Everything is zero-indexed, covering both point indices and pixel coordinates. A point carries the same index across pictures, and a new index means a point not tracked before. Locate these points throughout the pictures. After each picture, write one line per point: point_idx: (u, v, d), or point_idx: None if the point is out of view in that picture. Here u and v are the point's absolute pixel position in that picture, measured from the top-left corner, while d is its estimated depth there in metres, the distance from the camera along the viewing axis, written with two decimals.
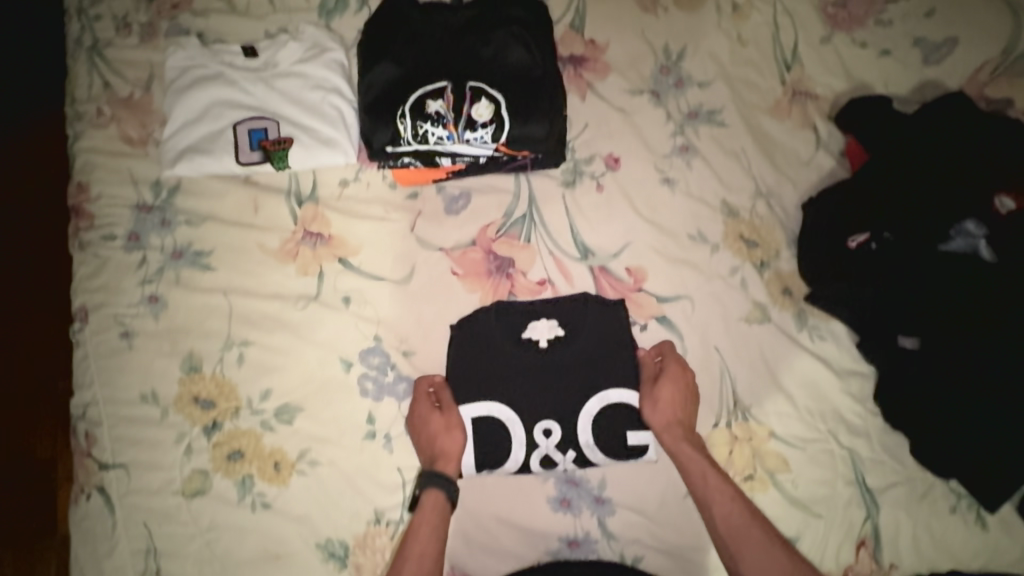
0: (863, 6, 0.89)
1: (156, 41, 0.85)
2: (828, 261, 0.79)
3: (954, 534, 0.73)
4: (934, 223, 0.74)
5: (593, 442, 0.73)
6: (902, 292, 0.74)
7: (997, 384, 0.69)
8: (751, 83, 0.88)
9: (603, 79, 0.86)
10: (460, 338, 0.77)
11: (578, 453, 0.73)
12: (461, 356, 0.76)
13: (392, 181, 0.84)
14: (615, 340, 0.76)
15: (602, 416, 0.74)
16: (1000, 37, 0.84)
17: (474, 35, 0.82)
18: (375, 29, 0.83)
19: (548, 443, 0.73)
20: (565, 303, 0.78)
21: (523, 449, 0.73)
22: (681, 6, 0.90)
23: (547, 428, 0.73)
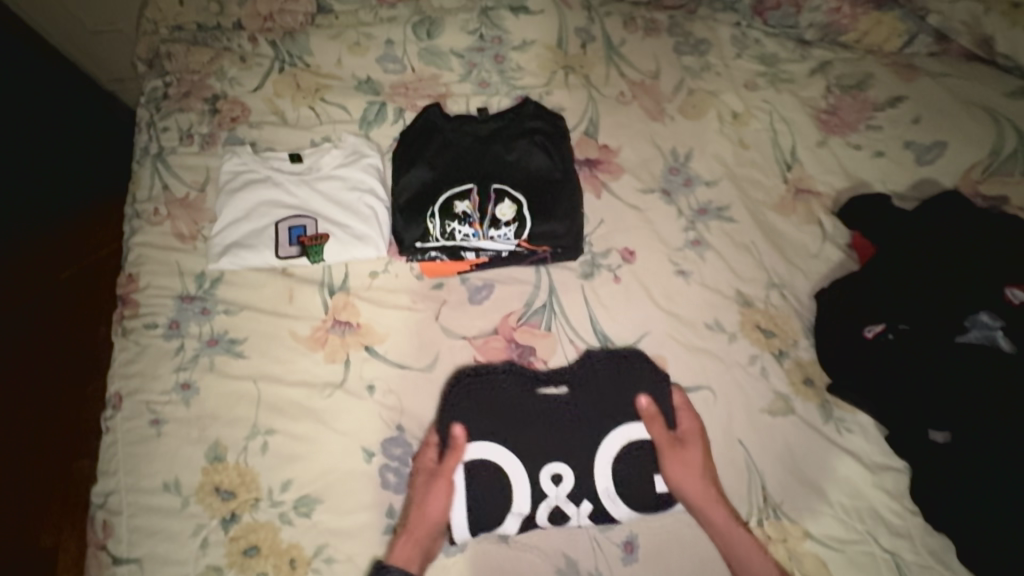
0: (853, 114, 0.98)
1: (214, 149, 0.94)
2: (844, 352, 0.79)
3: None
4: (946, 314, 0.75)
5: (613, 490, 0.71)
6: (928, 384, 0.73)
7: None
8: (756, 182, 0.94)
9: (617, 179, 0.93)
10: (472, 388, 0.77)
11: (594, 505, 0.71)
12: (467, 403, 0.75)
13: (418, 272, 0.89)
14: (623, 389, 0.76)
15: (621, 457, 0.72)
16: (989, 139, 0.90)
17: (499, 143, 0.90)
18: (410, 139, 0.92)
19: (558, 493, 0.71)
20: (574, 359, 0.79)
21: (535, 503, 0.70)
22: (686, 114, 0.98)
23: (558, 474, 0.71)
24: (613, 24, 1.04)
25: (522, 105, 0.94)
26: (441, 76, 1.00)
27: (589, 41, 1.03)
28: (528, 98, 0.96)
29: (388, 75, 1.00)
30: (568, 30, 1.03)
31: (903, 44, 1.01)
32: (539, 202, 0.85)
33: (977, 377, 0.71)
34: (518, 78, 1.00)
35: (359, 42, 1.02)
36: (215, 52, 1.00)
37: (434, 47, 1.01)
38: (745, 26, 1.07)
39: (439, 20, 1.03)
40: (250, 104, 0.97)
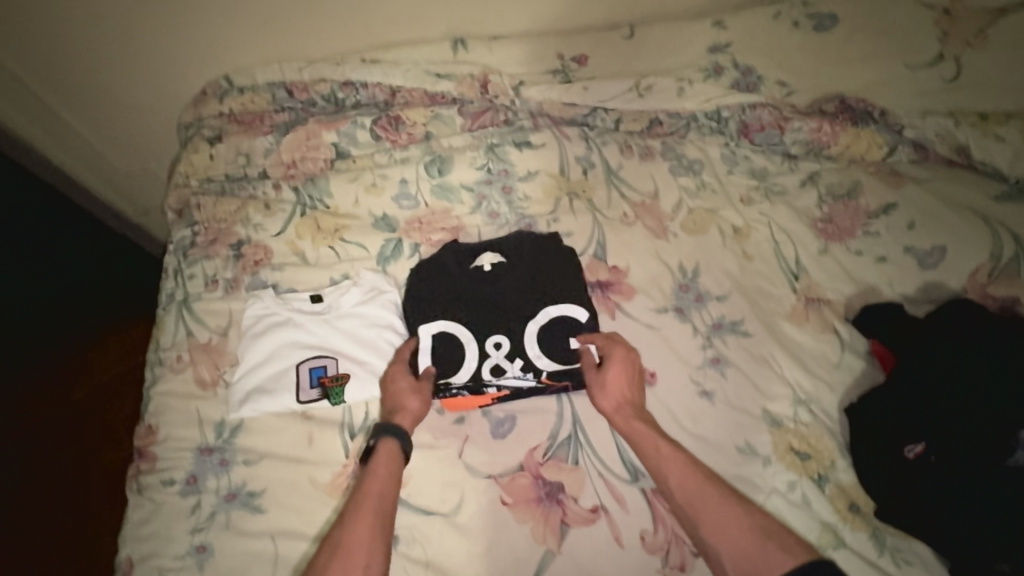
0: (849, 220, 1.02)
1: (238, 292, 0.98)
2: (888, 475, 0.76)
3: None
4: (988, 435, 0.72)
5: (541, 352, 0.88)
6: (976, 509, 0.70)
7: None
8: (765, 293, 0.96)
9: (630, 300, 0.95)
10: (461, 310, 0.91)
11: (525, 362, 0.87)
12: (421, 280, 0.95)
13: (440, 408, 0.88)
14: (544, 262, 0.95)
15: (547, 327, 0.90)
16: (989, 242, 0.93)
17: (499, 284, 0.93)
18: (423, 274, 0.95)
19: (498, 354, 0.88)
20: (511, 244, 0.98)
21: (476, 360, 0.88)
22: (688, 230, 1.02)
23: (498, 343, 0.89)
24: (611, 150, 1.11)
25: (513, 235, 0.99)
26: (453, 210, 1.06)
27: (590, 167, 1.09)
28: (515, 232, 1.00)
29: (403, 211, 1.06)
30: (569, 159, 1.10)
31: (885, 153, 1.07)
32: (550, 338, 0.89)
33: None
34: (525, 207, 1.06)
35: (375, 182, 1.08)
36: (242, 200, 1.07)
37: (445, 183, 1.08)
38: (732, 146, 1.13)
39: (449, 156, 1.09)
40: (273, 247, 1.02)
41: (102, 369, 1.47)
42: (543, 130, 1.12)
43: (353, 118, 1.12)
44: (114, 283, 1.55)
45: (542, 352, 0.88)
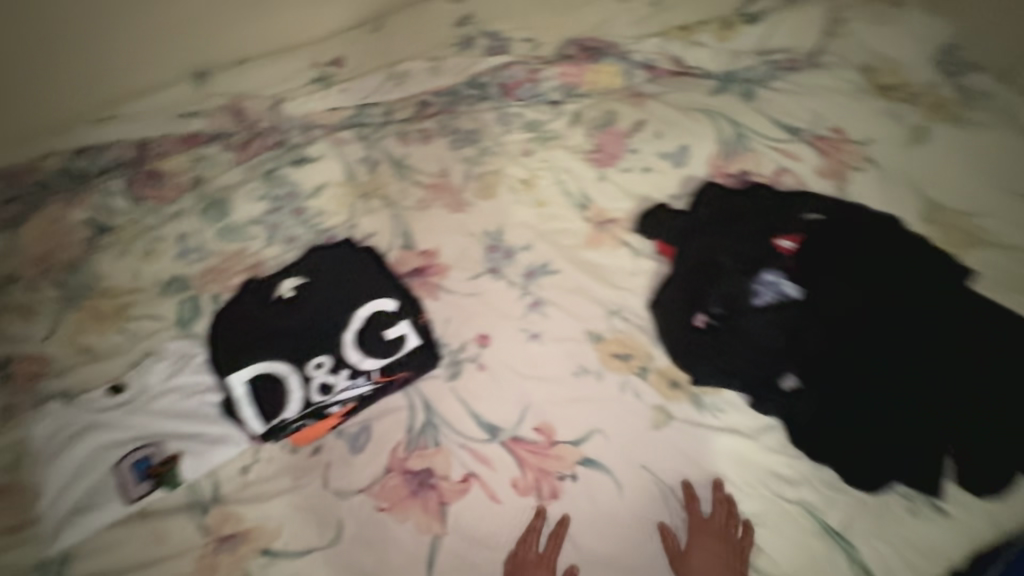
0: (614, 145, 1.14)
1: (18, 417, 0.84)
2: (690, 346, 0.87)
3: (932, 534, 0.76)
4: (744, 285, 0.89)
5: (364, 355, 0.84)
6: (761, 349, 0.85)
7: (855, 385, 0.81)
8: (563, 230, 1.05)
9: (446, 277, 0.99)
10: (272, 346, 0.83)
11: (351, 370, 0.83)
12: (220, 331, 0.85)
13: (292, 446, 0.85)
14: (349, 269, 0.89)
15: (364, 325, 0.84)
16: (714, 131, 1.08)
17: (300, 307, 0.84)
18: (225, 321, 0.86)
19: (321, 373, 0.83)
20: (309, 259, 0.92)
21: (300, 388, 0.82)
22: (483, 197, 1.08)
23: (319, 362, 0.83)
24: (389, 143, 1.12)
25: (313, 252, 0.94)
26: (247, 248, 1.01)
27: (376, 166, 1.10)
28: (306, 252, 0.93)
29: (192, 266, 0.98)
30: (352, 163, 1.10)
31: (625, 80, 1.21)
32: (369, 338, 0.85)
33: (788, 328, 0.85)
34: (322, 222, 1.04)
35: (149, 248, 0.99)
36: None
37: (230, 224, 1.03)
38: (501, 107, 1.19)
39: (226, 197, 1.04)
40: (50, 354, 0.90)
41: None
42: (318, 142, 1.11)
43: (101, 187, 1.02)
44: None
45: (365, 354, 0.84)
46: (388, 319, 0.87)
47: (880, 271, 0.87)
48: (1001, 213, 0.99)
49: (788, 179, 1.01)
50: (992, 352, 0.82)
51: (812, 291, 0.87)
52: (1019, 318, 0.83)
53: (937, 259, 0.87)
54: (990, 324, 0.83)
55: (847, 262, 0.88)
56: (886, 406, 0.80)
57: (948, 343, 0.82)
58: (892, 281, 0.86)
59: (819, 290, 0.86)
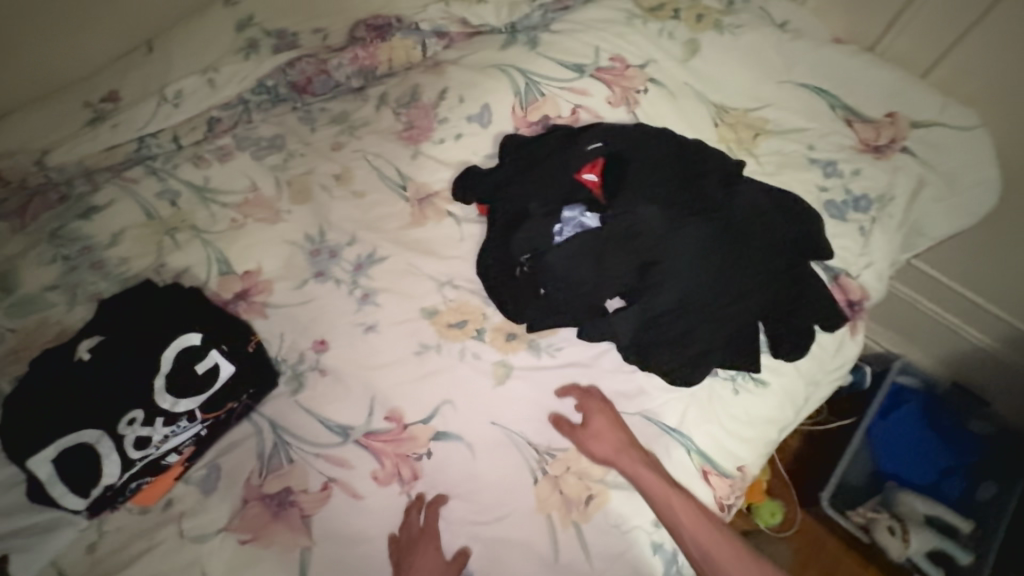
0: (424, 121, 1.11)
1: None
2: (514, 296, 0.90)
3: (754, 407, 0.87)
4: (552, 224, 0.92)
5: (178, 398, 0.81)
6: (577, 279, 0.88)
7: (660, 290, 0.86)
8: (385, 215, 1.03)
9: (272, 293, 0.95)
10: (70, 415, 0.77)
11: (168, 417, 0.80)
12: (5, 414, 0.76)
13: (137, 507, 0.81)
14: (152, 314, 0.86)
15: (173, 368, 0.82)
16: (509, 84, 1.09)
17: (91, 370, 0.79)
18: (16, 400, 0.77)
19: (135, 429, 0.79)
20: (107, 313, 0.86)
21: (115, 451, 0.78)
22: (297, 201, 1.04)
23: (129, 418, 0.79)
24: (186, 170, 1.06)
25: (109, 303, 0.87)
26: (48, 318, 0.92)
27: (176, 197, 1.04)
28: (101, 305, 0.88)
29: None
30: (150, 200, 1.02)
31: (421, 52, 1.21)
32: (179, 380, 0.81)
33: (595, 253, 0.88)
34: (126, 269, 0.97)
35: None
36: None
37: (21, 297, 0.93)
38: (301, 106, 1.18)
39: (10, 270, 0.95)
40: None
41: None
42: (105, 187, 1.03)
43: None
44: None
45: (178, 397, 0.81)
46: (197, 354, 0.83)
47: (667, 180, 0.94)
48: (779, 102, 1.13)
49: (584, 115, 1.06)
50: (772, 226, 0.92)
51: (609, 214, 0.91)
52: (778, 199, 0.94)
53: (706, 163, 0.96)
54: (765, 204, 0.93)
55: (637, 178, 0.94)
56: (697, 299, 0.87)
57: (737, 227, 0.90)
58: (675, 190, 0.93)
59: (620, 209, 0.91)
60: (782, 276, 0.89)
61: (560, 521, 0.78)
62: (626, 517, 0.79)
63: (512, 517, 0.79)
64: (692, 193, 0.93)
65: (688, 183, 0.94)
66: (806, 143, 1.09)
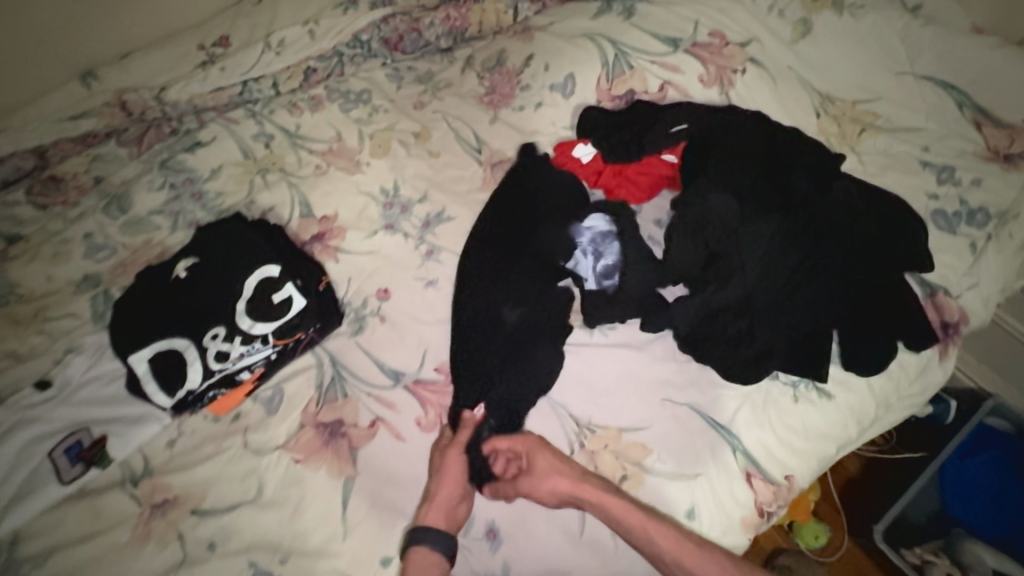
0: (506, 85, 1.12)
1: None
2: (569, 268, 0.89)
3: (814, 418, 0.82)
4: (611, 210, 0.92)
5: (254, 322, 0.89)
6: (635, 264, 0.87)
7: (724, 284, 0.83)
8: (458, 177, 1.05)
9: (345, 239, 1.00)
10: (167, 322, 0.87)
11: (244, 337, 0.88)
12: (119, 316, 0.88)
13: (213, 414, 0.90)
14: (238, 241, 0.93)
15: (252, 294, 0.90)
16: (598, 54, 1.06)
17: (190, 285, 0.89)
18: (125, 307, 0.89)
19: (216, 343, 0.87)
20: (203, 238, 0.95)
21: (198, 360, 0.86)
22: (377, 155, 1.08)
23: (212, 333, 0.87)
24: (281, 115, 1.13)
25: (204, 229, 0.96)
26: (152, 238, 1.03)
27: (270, 140, 1.11)
28: (199, 230, 0.97)
29: (102, 263, 1.01)
30: (247, 141, 1.10)
31: (513, 16, 1.22)
32: (259, 305, 0.89)
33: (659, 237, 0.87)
34: (221, 202, 1.05)
35: (57, 251, 1.02)
36: None
37: (132, 217, 1.04)
38: (391, 63, 1.20)
39: (125, 192, 1.06)
40: None
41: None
42: (210, 125, 1.11)
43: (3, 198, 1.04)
44: None
45: (255, 320, 0.89)
46: (275, 283, 0.90)
47: (750, 172, 0.89)
48: (889, 96, 1.02)
49: (672, 93, 1.01)
50: (863, 232, 0.84)
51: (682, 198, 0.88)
52: (871, 202, 0.88)
53: (798, 156, 0.91)
54: (858, 207, 0.86)
55: (718, 166, 0.90)
56: (765, 296, 0.83)
57: (820, 230, 0.85)
58: (758, 181, 0.89)
59: (695, 195, 0.88)
60: (866, 287, 0.83)
61: None
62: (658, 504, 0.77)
63: None
64: (776, 189, 0.88)
65: (773, 178, 0.89)
66: (921, 144, 0.98)
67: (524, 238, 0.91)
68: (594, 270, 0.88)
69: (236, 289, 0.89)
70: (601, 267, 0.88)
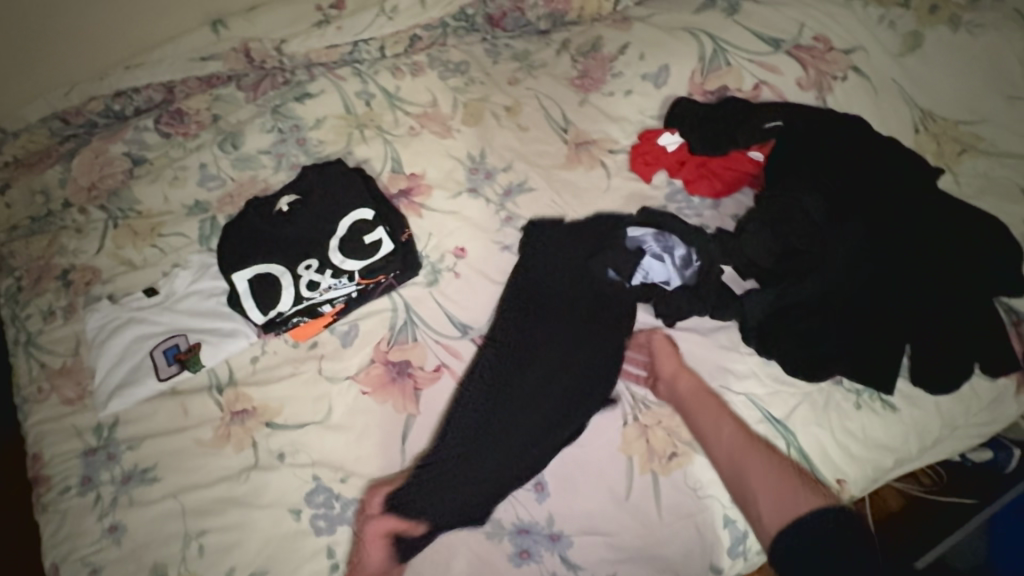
0: (599, 70, 1.15)
1: (77, 313, 1.02)
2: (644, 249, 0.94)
3: (874, 427, 0.81)
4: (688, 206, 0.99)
5: (345, 258, 0.97)
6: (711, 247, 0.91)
7: (799, 277, 0.86)
8: (542, 152, 1.09)
9: (430, 197, 1.06)
10: (271, 250, 0.99)
11: (335, 270, 0.97)
12: (230, 239, 1.00)
13: (293, 340, 0.97)
14: (336, 185, 1.02)
15: (346, 234, 0.99)
16: (696, 48, 1.08)
17: (293, 219, 1.00)
18: (235, 233, 1.00)
19: (310, 273, 0.97)
20: (305, 179, 1.04)
21: (292, 286, 0.96)
22: (468, 123, 1.14)
23: (307, 264, 0.97)
24: (384, 76, 1.20)
25: (306, 172, 1.05)
26: (258, 175, 1.12)
27: (371, 98, 1.18)
28: (305, 168, 1.06)
29: (212, 192, 1.11)
30: (350, 97, 1.18)
31: (614, 4, 1.23)
32: (351, 245, 0.98)
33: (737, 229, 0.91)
34: (321, 150, 1.14)
35: (175, 175, 1.13)
36: (53, 234, 1.09)
37: (242, 154, 1.14)
38: (490, 39, 1.26)
39: (239, 130, 1.16)
40: (100, 264, 1.06)
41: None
42: (319, 79, 1.20)
43: (135, 125, 1.17)
44: None
45: (346, 257, 0.97)
46: (367, 227, 0.99)
47: (846, 175, 0.90)
48: (995, 120, 0.99)
49: (767, 93, 1.02)
50: (954, 255, 0.84)
51: (769, 193, 0.91)
52: (968, 222, 0.86)
53: (892, 165, 0.90)
54: (950, 225, 0.85)
55: (813, 167, 0.91)
56: (839, 297, 0.84)
57: (911, 243, 0.85)
58: (849, 186, 0.89)
59: (781, 191, 0.90)
60: (952, 306, 0.82)
61: (638, 466, 0.80)
62: (703, 483, 0.80)
63: (596, 445, 0.82)
64: (871, 195, 0.88)
65: (869, 183, 0.89)
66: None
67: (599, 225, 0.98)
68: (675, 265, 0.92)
69: (331, 228, 0.99)
70: (679, 258, 0.92)
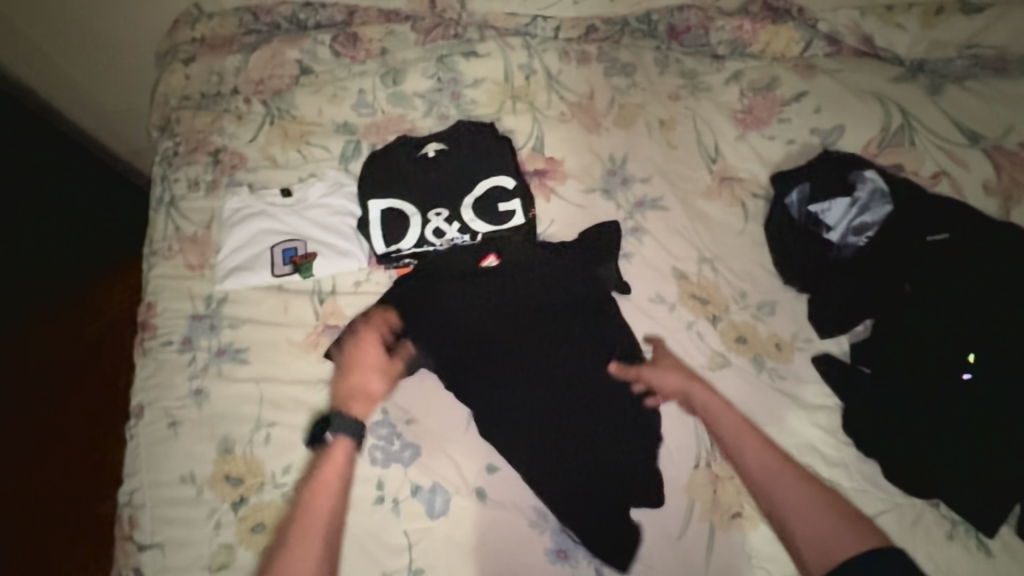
0: (765, 110, 1.11)
1: (218, 192, 1.10)
2: (757, 302, 0.94)
3: (961, 565, 0.75)
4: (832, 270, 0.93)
5: (475, 218, 1.01)
6: (829, 314, 0.90)
7: (933, 384, 0.81)
8: (684, 174, 1.07)
9: (563, 184, 1.07)
10: (409, 189, 1.04)
11: (462, 226, 1.01)
12: (375, 167, 1.06)
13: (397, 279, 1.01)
14: (484, 147, 1.06)
15: (480, 196, 1.03)
16: (878, 119, 1.03)
17: (437, 166, 1.05)
18: (377, 166, 1.06)
19: (438, 221, 1.02)
20: (456, 132, 1.09)
21: (418, 228, 1.01)
22: (619, 124, 1.13)
23: (437, 212, 1.02)
24: (550, 57, 1.21)
25: (458, 126, 1.10)
26: (407, 115, 1.16)
27: (532, 74, 1.19)
28: (459, 123, 1.10)
29: (362, 118, 1.16)
30: (513, 67, 1.20)
31: (802, 48, 1.18)
32: (484, 208, 1.02)
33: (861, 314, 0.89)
34: (472, 109, 1.16)
35: (336, 93, 1.18)
36: (216, 114, 1.18)
37: (399, 91, 1.18)
38: (664, 48, 1.24)
39: (402, 68, 1.20)
40: (247, 153, 1.14)
41: (110, 305, 1.53)
42: (489, 41, 1.22)
43: (313, 37, 1.23)
44: (104, 210, 1.54)
45: (476, 217, 1.01)
46: (503, 195, 1.02)
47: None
48: None
49: (944, 185, 0.96)
50: None
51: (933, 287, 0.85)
52: None
53: None
54: None
55: (992, 280, 0.83)
56: (972, 421, 0.78)
57: None
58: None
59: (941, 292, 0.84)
60: None
61: (698, 512, 0.79)
62: (757, 553, 0.76)
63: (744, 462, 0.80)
64: None
65: None
66: None
67: (720, 266, 0.98)
68: (850, 224, 0.96)
69: (470, 187, 1.03)
70: (857, 221, 0.95)
